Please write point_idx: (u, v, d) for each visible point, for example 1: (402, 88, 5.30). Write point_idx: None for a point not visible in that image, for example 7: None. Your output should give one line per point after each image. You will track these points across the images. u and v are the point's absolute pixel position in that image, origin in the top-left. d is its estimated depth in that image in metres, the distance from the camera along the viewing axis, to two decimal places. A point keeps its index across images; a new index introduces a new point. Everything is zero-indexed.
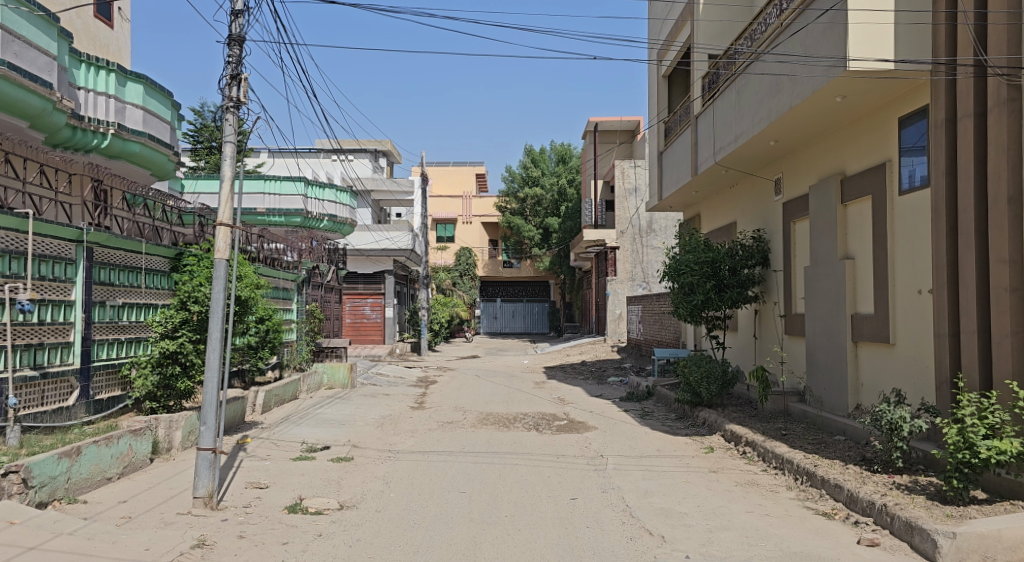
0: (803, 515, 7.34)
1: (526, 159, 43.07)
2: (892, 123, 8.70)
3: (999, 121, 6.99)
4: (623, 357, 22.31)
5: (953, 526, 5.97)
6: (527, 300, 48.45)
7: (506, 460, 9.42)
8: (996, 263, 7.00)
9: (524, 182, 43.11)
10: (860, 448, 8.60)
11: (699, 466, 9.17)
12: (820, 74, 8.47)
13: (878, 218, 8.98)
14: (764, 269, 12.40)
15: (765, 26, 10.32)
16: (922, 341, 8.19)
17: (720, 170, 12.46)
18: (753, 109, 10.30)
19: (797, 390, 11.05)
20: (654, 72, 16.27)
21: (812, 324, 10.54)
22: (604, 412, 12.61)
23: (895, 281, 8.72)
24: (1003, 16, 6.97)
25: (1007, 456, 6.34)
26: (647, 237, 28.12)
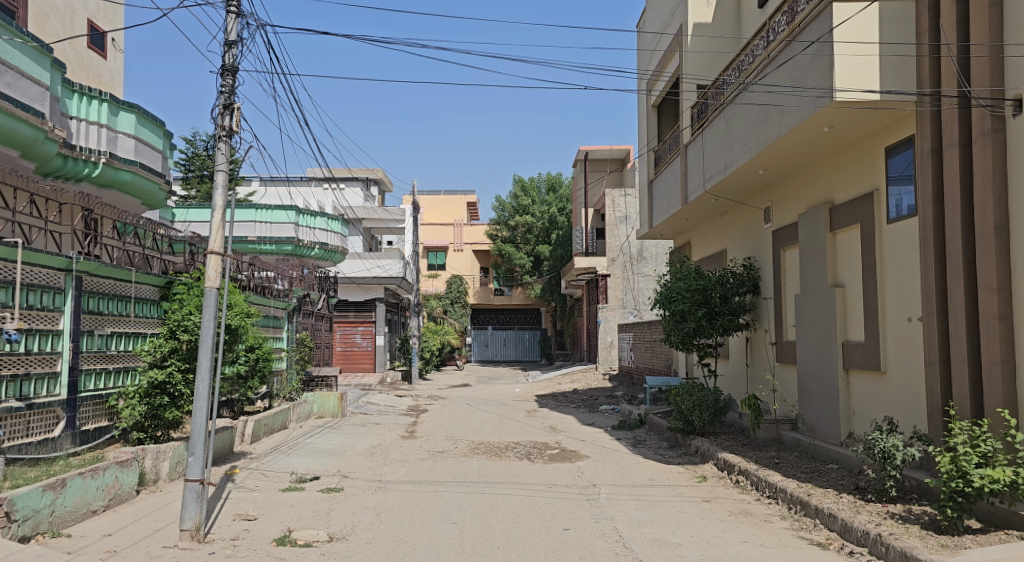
0: (797, 545, 7.30)
1: (516, 189, 43.41)
2: (879, 153, 8.81)
3: (985, 151, 7.12)
4: (615, 387, 22.19)
5: (949, 556, 5.94)
6: (518, 327, 48.26)
7: (497, 490, 9.31)
8: (984, 291, 7.10)
9: (514, 211, 43.41)
10: (853, 477, 8.54)
11: (692, 496, 9.07)
12: (808, 104, 8.57)
13: (867, 247, 9.04)
14: (755, 297, 12.39)
15: (752, 57, 10.41)
16: (914, 369, 8.20)
17: (709, 198, 12.54)
18: (742, 138, 10.37)
19: (790, 418, 10.98)
20: (644, 102, 16.44)
21: (804, 351, 10.52)
22: (597, 441, 12.51)
23: (885, 309, 8.75)
24: (985, 48, 7.13)
25: (1000, 484, 6.35)
26: (638, 265, 28.29)
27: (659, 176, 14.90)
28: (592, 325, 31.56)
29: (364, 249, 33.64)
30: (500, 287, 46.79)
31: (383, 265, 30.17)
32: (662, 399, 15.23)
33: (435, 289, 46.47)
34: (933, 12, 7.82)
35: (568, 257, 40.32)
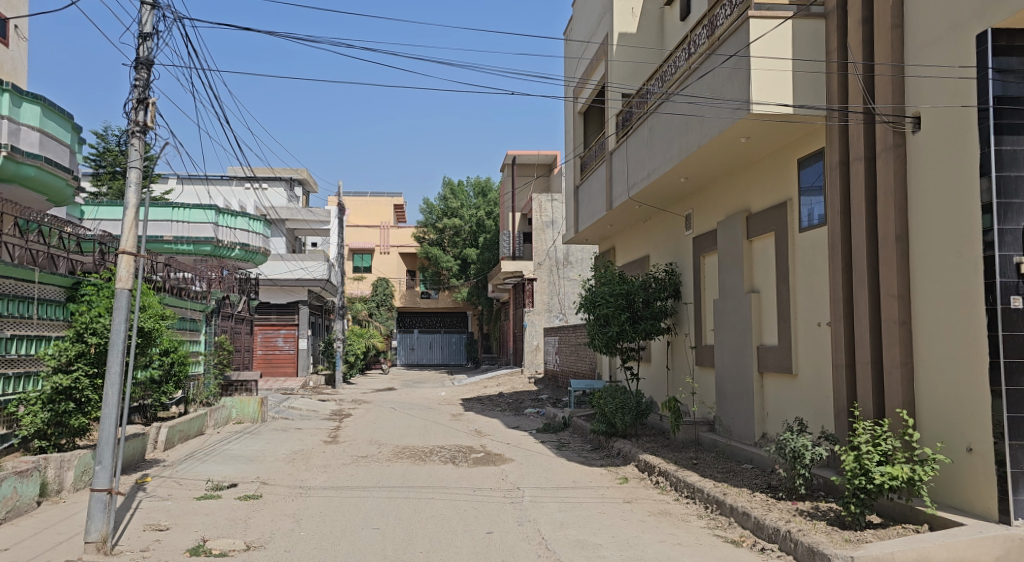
0: (713, 543, 7.51)
1: (446, 191, 43.36)
2: (792, 164, 9.18)
3: (887, 165, 7.51)
4: (540, 390, 22.39)
5: (851, 550, 6.22)
6: (444, 331, 48.09)
7: (421, 495, 9.24)
8: (886, 298, 7.49)
9: (443, 214, 43.45)
10: (766, 476, 8.85)
11: (613, 497, 9.21)
12: (726, 116, 8.83)
13: (781, 254, 9.40)
14: (676, 301, 12.71)
15: (674, 68, 10.65)
16: (822, 372, 8.57)
17: (633, 205, 12.80)
18: (665, 146, 10.62)
19: (708, 420, 11.30)
20: (570, 109, 16.66)
21: (721, 355, 10.85)
22: (521, 444, 12.58)
23: (797, 314, 9.12)
24: (888, 68, 7.53)
25: (898, 481, 6.71)
26: (564, 270, 28.76)
27: (585, 181, 15.10)
28: (519, 329, 31.77)
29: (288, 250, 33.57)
30: (427, 291, 46.71)
31: (307, 266, 29.56)
32: (586, 402, 15.45)
33: (361, 293, 45.97)
34: (841, 32, 8.21)
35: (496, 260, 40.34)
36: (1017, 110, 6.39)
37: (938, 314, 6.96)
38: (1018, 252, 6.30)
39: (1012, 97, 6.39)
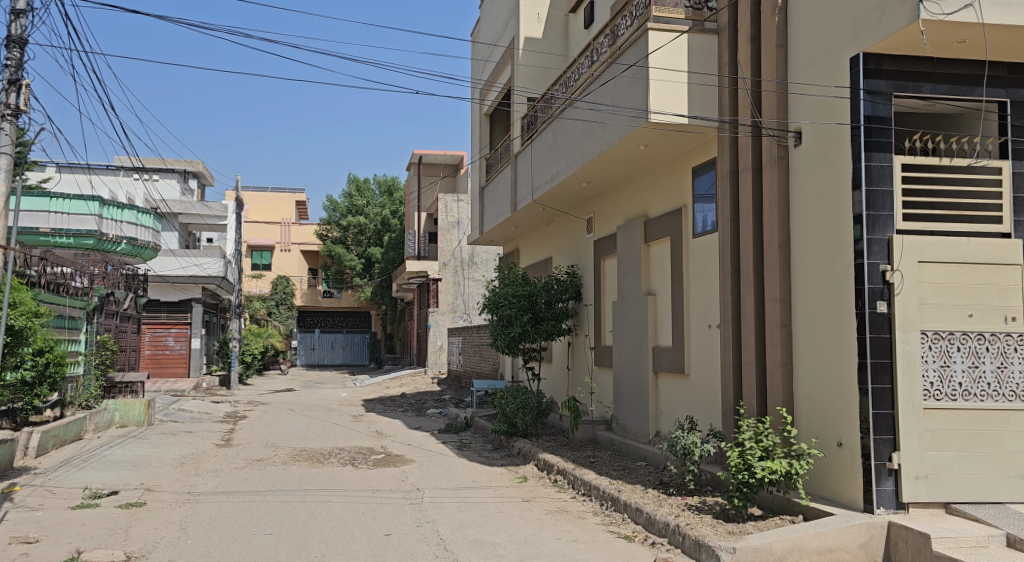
0: (606, 539, 7.72)
1: (351, 188, 42.53)
2: (687, 173, 9.56)
3: (772, 176, 7.94)
4: (442, 389, 22.38)
5: (734, 542, 6.51)
6: (347, 331, 46.86)
7: (318, 498, 9.06)
8: (770, 302, 7.92)
9: (347, 211, 42.69)
10: (658, 472, 9.17)
11: (512, 496, 9.31)
12: (626, 124, 9.10)
13: (675, 258, 9.77)
14: (577, 303, 12.99)
15: (577, 75, 10.86)
16: (711, 372, 8.97)
17: (537, 207, 12.99)
18: (568, 151, 10.84)
19: (605, 419, 11.62)
20: (476, 111, 16.74)
21: (619, 356, 11.17)
22: (422, 444, 12.55)
23: (689, 316, 9.51)
24: (773, 84, 7.96)
25: (778, 474, 7.09)
26: (469, 270, 28.62)
27: (490, 183, 15.22)
28: (423, 330, 31.65)
29: (180, 246, 32.18)
30: (329, 289, 45.86)
31: (201, 263, 28.33)
32: (487, 402, 15.57)
33: (260, 291, 44.55)
34: (731, 48, 8.64)
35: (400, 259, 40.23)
36: (886, 129, 6.85)
37: (814, 318, 7.41)
38: (883, 260, 6.76)
39: (881, 117, 6.85)
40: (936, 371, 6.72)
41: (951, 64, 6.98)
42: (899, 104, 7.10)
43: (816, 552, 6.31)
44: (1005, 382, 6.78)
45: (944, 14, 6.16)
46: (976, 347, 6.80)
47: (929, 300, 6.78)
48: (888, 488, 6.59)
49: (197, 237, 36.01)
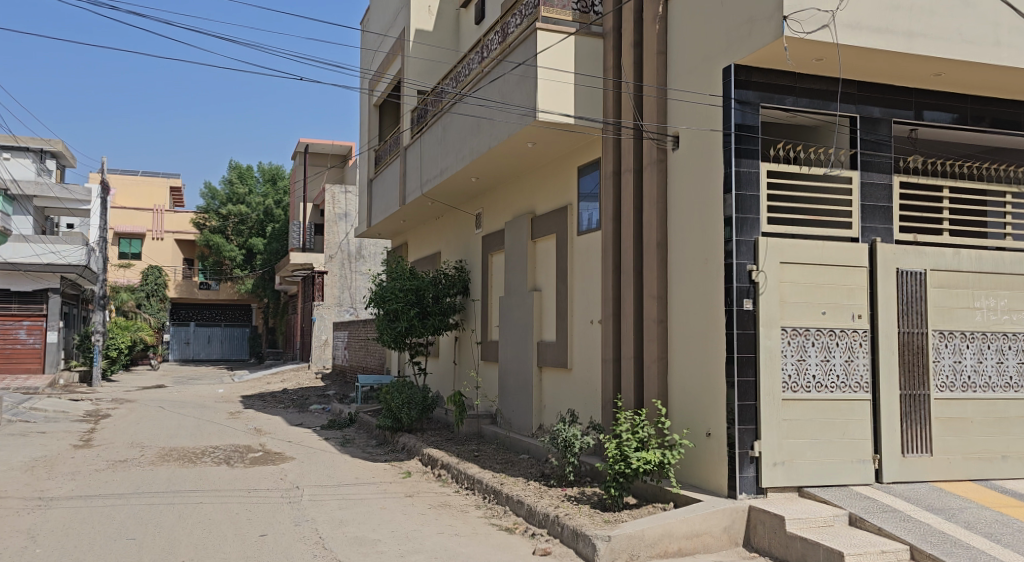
0: (487, 532, 7.80)
1: (231, 175, 41.20)
2: (573, 172, 9.80)
3: (651, 177, 8.26)
4: (326, 385, 21.89)
5: (609, 530, 6.71)
6: (224, 325, 44.98)
7: (189, 500, 8.63)
8: (648, 299, 8.24)
9: (227, 200, 41.18)
10: (540, 464, 9.36)
11: (395, 492, 9.23)
12: (514, 121, 9.19)
13: (561, 255, 9.99)
14: (464, 298, 13.04)
15: (467, 70, 10.86)
16: (592, 366, 9.24)
17: (426, 201, 12.93)
18: (457, 146, 10.84)
19: (490, 413, 11.74)
20: (365, 101, 16.47)
21: (504, 350, 11.31)
22: (303, 441, 12.22)
23: (572, 312, 9.74)
24: (655, 90, 8.28)
25: (651, 464, 7.39)
26: (356, 263, 28.43)
27: (379, 175, 15.00)
28: (307, 324, 30.76)
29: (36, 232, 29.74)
30: (205, 280, 43.45)
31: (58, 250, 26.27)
32: (373, 398, 15.37)
33: (127, 281, 41.81)
34: (616, 54, 8.93)
35: (284, 250, 39.10)
36: (753, 137, 7.25)
37: (687, 314, 7.77)
38: (750, 261, 7.14)
39: (750, 126, 7.25)
40: (793, 364, 7.18)
41: (812, 80, 7.46)
42: (766, 114, 7.55)
43: (683, 537, 6.62)
44: (851, 374, 7.29)
45: (806, 33, 6.54)
46: (828, 343, 7.27)
47: (789, 299, 7.21)
48: (749, 474, 7.00)
49: (57, 222, 33.34)
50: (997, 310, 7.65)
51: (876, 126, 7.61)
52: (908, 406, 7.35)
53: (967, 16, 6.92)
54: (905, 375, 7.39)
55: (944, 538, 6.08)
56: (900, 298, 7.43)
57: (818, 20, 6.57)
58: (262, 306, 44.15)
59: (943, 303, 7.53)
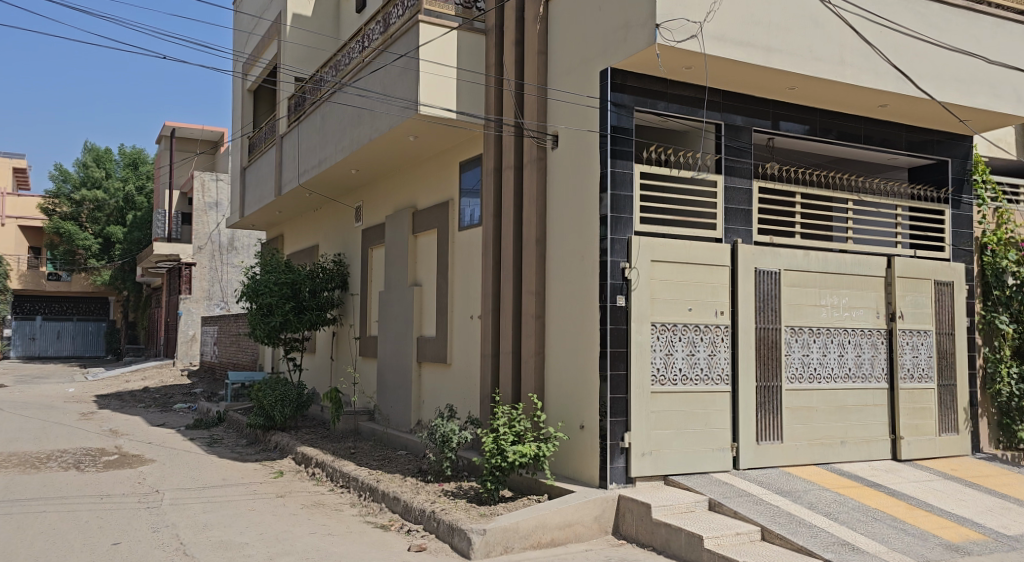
0: (361, 530, 7.66)
1: (87, 157, 38.38)
2: (455, 167, 9.80)
3: (531, 175, 8.38)
4: (192, 382, 20.79)
5: (484, 523, 6.75)
6: (77, 319, 42.05)
7: (31, 509, 7.93)
8: (526, 294, 8.36)
9: (81, 184, 38.31)
10: (418, 460, 9.31)
11: (264, 493, 8.90)
12: (396, 114, 9.07)
13: (442, 250, 9.97)
14: (343, 292, 12.76)
15: (347, 59, 10.58)
16: (471, 361, 9.28)
17: (304, 192, 12.54)
18: (337, 136, 10.57)
19: (368, 409, 11.56)
20: (239, 85, 15.76)
21: (384, 346, 11.16)
22: (165, 442, 11.54)
23: (453, 307, 9.75)
24: (534, 89, 8.40)
25: (527, 457, 7.51)
26: (227, 255, 27.32)
27: (253, 163, 14.40)
28: (173, 318, 29.08)
29: None
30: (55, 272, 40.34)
31: None
32: (243, 395, 14.74)
33: None
34: (498, 50, 8.97)
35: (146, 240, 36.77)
36: (627, 140, 7.51)
37: (564, 310, 7.94)
38: (623, 259, 7.39)
39: (624, 128, 7.49)
40: (662, 358, 7.49)
41: (681, 87, 7.80)
42: (639, 118, 7.83)
43: (556, 528, 6.78)
44: (713, 367, 7.70)
45: (676, 42, 6.85)
46: (693, 337, 7.64)
47: (659, 295, 7.50)
48: (619, 464, 7.26)
49: None
50: (840, 307, 8.30)
51: (738, 133, 8.08)
52: (762, 397, 7.85)
53: (816, 36, 7.45)
54: (760, 367, 7.88)
55: (791, 518, 6.57)
56: (757, 296, 7.92)
57: (687, 30, 6.90)
58: (122, 298, 41.26)
59: (794, 300, 8.10)
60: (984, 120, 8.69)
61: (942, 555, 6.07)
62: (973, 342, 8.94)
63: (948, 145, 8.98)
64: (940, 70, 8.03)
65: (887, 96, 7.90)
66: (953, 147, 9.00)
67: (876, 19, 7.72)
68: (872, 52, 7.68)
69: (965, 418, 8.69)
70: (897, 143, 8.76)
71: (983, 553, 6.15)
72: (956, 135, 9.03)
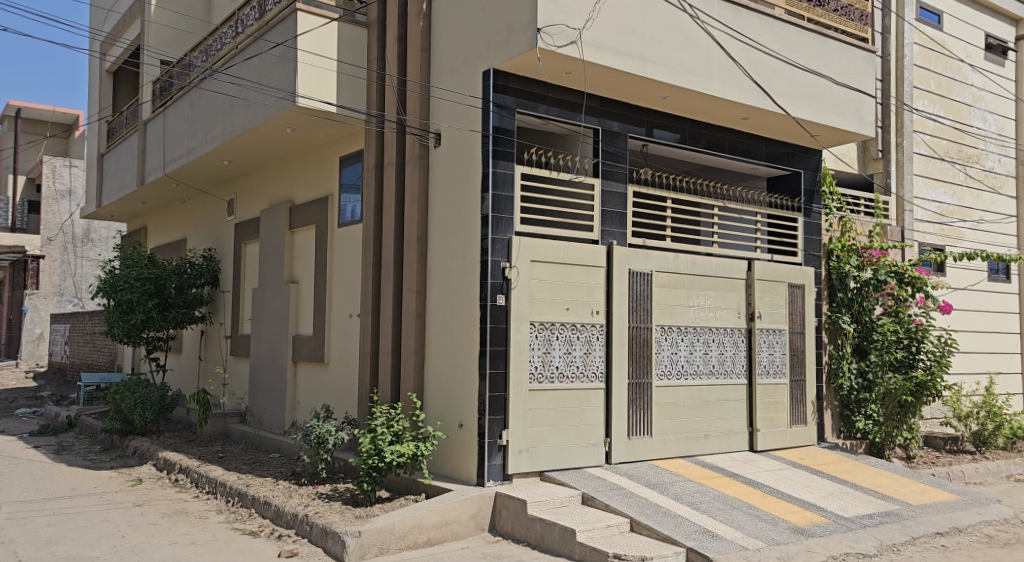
0: (228, 538, 7.31)
1: None
2: (335, 161, 9.57)
3: (413, 172, 8.30)
4: (38, 386, 19.12)
5: (359, 525, 6.60)
6: None
7: None
8: (407, 293, 8.27)
9: None
10: (291, 463, 9.01)
11: (120, 502, 8.31)
12: (271, 105, 8.73)
13: (320, 247, 9.71)
14: (213, 289, 12.16)
15: (219, 44, 10.06)
16: (349, 360, 9.09)
17: (170, 182, 11.84)
18: (207, 125, 10.05)
19: (238, 411, 11.08)
20: (96, 66, 14.69)
21: (256, 344, 10.73)
22: (4, 451, 10.54)
23: (331, 305, 9.51)
24: (417, 86, 8.32)
25: (405, 457, 7.42)
26: (83, 247, 25.38)
27: (112, 150, 13.44)
28: (17, 315, 26.63)
29: None
30: None
31: None
32: (98, 398, 13.72)
33: None
34: (380, 44, 8.82)
35: None
36: (509, 141, 7.56)
37: (444, 309, 7.92)
38: (504, 259, 7.46)
39: (506, 130, 7.54)
40: (540, 356, 7.62)
41: (561, 91, 7.95)
42: (520, 119, 7.91)
43: (433, 527, 6.75)
44: (588, 365, 7.92)
45: (556, 46, 6.98)
46: (570, 336, 7.82)
47: (538, 295, 7.62)
48: (496, 462, 7.32)
49: None
50: (705, 308, 8.77)
51: (614, 139, 8.35)
52: (633, 394, 8.16)
53: (686, 49, 7.83)
54: (632, 365, 8.19)
55: (657, 509, 6.87)
56: (630, 296, 8.22)
57: (567, 36, 7.05)
58: None
59: (664, 301, 8.47)
60: (832, 137, 9.46)
61: (790, 538, 6.55)
62: (820, 340, 9.68)
63: (802, 158, 9.68)
64: (795, 88, 8.66)
65: (749, 110, 8.43)
66: (805, 160, 9.73)
67: (739, 38, 8.21)
68: (735, 68, 8.16)
69: (812, 410, 9.41)
70: (757, 155, 9.36)
71: (825, 535, 6.70)
72: (808, 149, 9.77)
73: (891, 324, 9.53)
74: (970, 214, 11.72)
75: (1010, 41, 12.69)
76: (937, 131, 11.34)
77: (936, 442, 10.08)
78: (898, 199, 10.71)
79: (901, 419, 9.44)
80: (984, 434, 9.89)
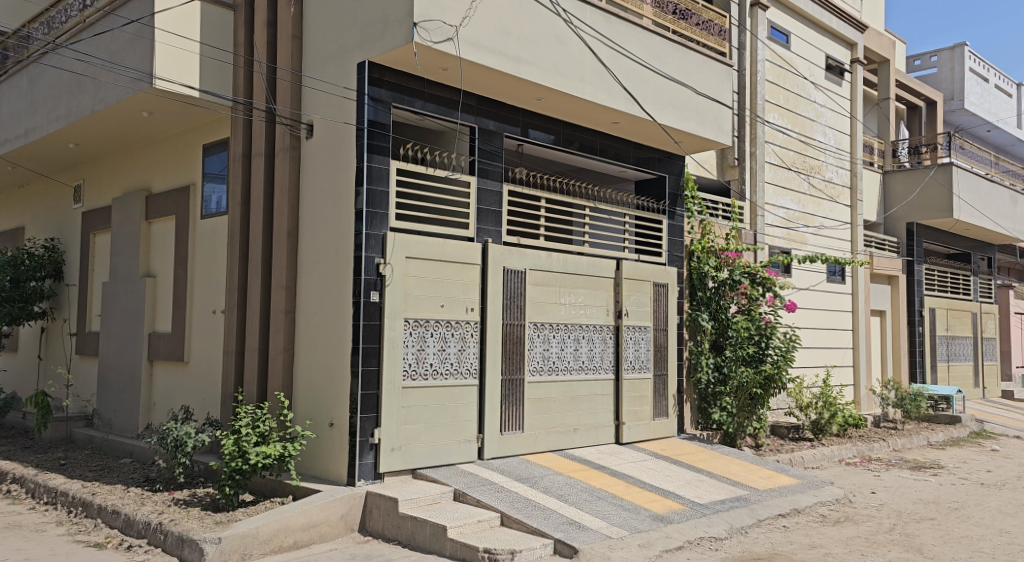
0: (70, 552, 6.74)
1: None
2: (198, 149, 9.07)
3: (284, 164, 7.99)
4: None
5: (220, 532, 6.24)
6: None
7: None
8: (276, 288, 7.95)
9: None
10: (144, 469, 8.46)
11: None
12: (125, 85, 8.13)
13: (180, 239, 9.17)
14: (56, 282, 11.21)
15: (64, 17, 9.24)
16: (212, 359, 8.65)
17: (4, 165, 10.81)
18: (49, 104, 9.23)
19: (85, 414, 10.29)
20: None
21: (106, 342, 9.99)
22: None
23: (192, 301, 9.01)
24: (288, 74, 8.01)
25: (271, 458, 7.12)
26: None
27: None
28: None
29: None
30: None
31: None
32: None
33: None
34: (248, 28, 8.44)
35: None
36: (384, 135, 7.43)
37: (315, 305, 7.69)
38: (378, 254, 7.32)
39: (381, 123, 7.41)
40: (414, 353, 7.54)
41: (438, 87, 7.91)
42: (396, 114, 7.79)
43: (299, 529, 6.51)
44: (462, 361, 7.93)
45: (432, 42, 6.93)
46: (444, 333, 7.80)
47: (412, 291, 7.55)
48: (368, 461, 7.16)
49: None
50: (576, 306, 9.02)
51: (490, 138, 8.40)
52: (506, 390, 8.27)
53: (559, 53, 8.01)
54: (505, 361, 8.28)
55: (527, 502, 7.00)
56: (504, 294, 8.31)
57: (444, 32, 7.02)
58: None
59: (537, 298, 8.64)
60: (694, 144, 10.01)
61: (651, 525, 6.88)
62: (681, 337, 10.23)
63: (667, 163, 10.18)
64: (660, 96, 9.08)
65: (619, 114, 8.75)
66: (670, 165, 10.23)
67: (609, 44, 8.51)
68: (606, 73, 8.46)
69: (673, 403, 9.91)
70: (626, 158, 9.75)
71: (683, 521, 7.08)
72: (672, 154, 10.28)
73: (744, 321, 10.22)
74: (812, 220, 12.76)
75: (847, 64, 13.91)
76: (785, 142, 12.26)
77: (781, 430, 10.90)
78: (752, 205, 11.46)
79: (750, 410, 10.05)
80: (821, 422, 10.74)
